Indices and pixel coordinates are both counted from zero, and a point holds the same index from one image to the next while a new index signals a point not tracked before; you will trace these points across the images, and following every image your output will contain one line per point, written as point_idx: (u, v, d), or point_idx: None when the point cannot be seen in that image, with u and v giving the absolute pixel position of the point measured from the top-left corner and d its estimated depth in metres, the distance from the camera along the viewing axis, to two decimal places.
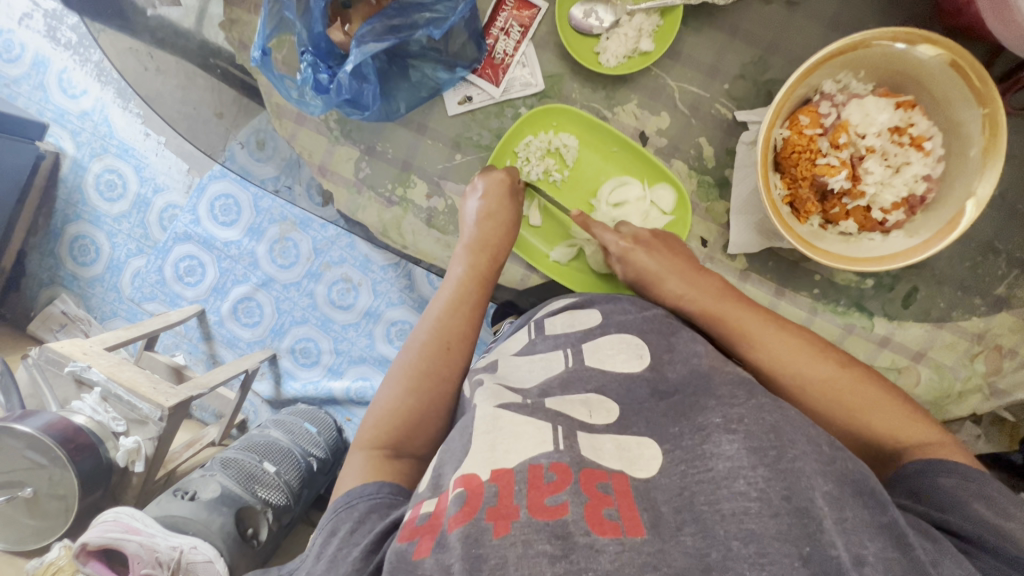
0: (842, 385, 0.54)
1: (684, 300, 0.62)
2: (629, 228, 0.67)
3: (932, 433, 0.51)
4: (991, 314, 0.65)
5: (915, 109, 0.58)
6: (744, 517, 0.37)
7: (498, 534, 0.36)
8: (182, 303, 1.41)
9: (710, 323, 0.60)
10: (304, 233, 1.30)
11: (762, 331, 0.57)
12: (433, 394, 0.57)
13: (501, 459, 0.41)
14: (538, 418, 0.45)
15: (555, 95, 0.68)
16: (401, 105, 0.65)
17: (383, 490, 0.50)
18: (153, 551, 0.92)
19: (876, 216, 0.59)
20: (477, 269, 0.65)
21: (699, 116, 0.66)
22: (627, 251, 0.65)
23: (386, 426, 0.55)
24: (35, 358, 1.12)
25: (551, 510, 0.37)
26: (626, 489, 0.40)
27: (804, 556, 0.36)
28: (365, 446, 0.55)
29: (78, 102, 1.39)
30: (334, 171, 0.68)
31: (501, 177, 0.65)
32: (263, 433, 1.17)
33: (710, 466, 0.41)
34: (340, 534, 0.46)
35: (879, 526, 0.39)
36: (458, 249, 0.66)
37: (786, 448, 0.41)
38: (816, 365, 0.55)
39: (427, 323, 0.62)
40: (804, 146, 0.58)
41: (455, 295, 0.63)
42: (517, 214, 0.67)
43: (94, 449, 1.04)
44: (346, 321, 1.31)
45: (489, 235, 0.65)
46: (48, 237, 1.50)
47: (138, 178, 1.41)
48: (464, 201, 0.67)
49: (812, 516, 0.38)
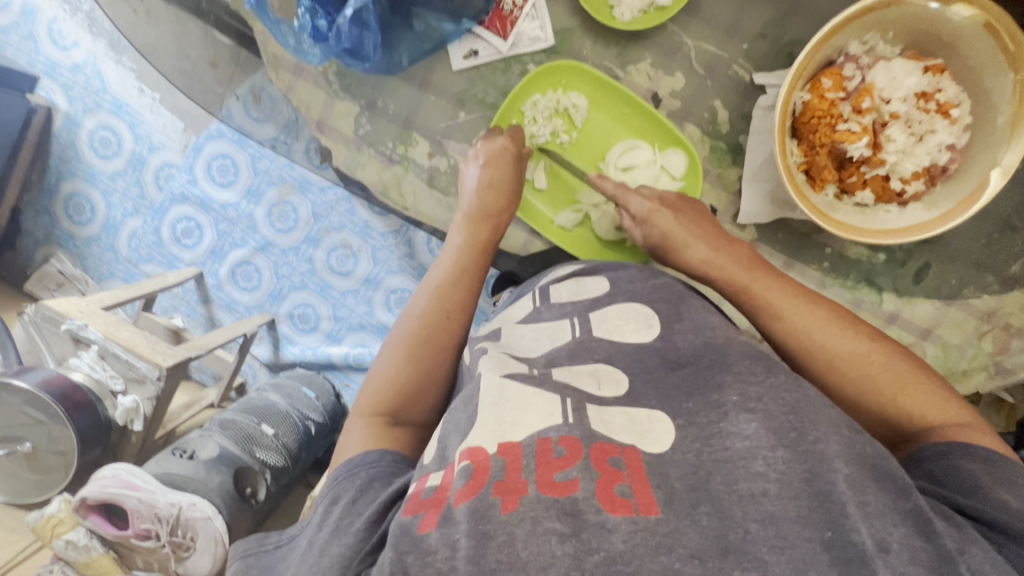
0: (873, 363, 0.52)
1: (708, 268, 0.61)
2: (654, 191, 0.65)
3: (964, 415, 0.49)
4: (1003, 293, 0.64)
5: (944, 74, 0.55)
6: (762, 499, 0.37)
7: (506, 509, 0.35)
8: (180, 265, 1.40)
9: (735, 293, 0.59)
10: (303, 196, 1.27)
11: (790, 301, 0.56)
12: (434, 362, 0.56)
13: (507, 433, 0.40)
14: (546, 390, 0.44)
15: (565, 51, 0.65)
16: (403, 57, 0.63)
17: (385, 459, 0.48)
18: (152, 506, 0.94)
19: (895, 186, 0.57)
20: (479, 237, 0.63)
21: (714, 77, 0.63)
22: (651, 214, 0.64)
23: (387, 393, 0.54)
24: (31, 316, 1.11)
25: (561, 487, 0.36)
26: (639, 463, 0.39)
27: (825, 541, 0.35)
28: (365, 414, 0.53)
29: (69, 54, 1.34)
30: (333, 127, 0.65)
31: (503, 144, 0.63)
32: (262, 397, 1.17)
33: (727, 444, 0.40)
34: (342, 503, 0.44)
35: (904, 511, 0.38)
36: (458, 216, 0.64)
37: (809, 429, 0.40)
38: (847, 341, 0.53)
39: (426, 290, 0.61)
40: (824, 110, 0.55)
41: (457, 263, 0.62)
42: (518, 177, 0.64)
43: (93, 407, 1.04)
44: (345, 287, 1.29)
45: (491, 204, 0.63)
46: (43, 194, 1.47)
47: (133, 136, 1.37)
48: (465, 167, 0.64)
49: (835, 500, 0.37)
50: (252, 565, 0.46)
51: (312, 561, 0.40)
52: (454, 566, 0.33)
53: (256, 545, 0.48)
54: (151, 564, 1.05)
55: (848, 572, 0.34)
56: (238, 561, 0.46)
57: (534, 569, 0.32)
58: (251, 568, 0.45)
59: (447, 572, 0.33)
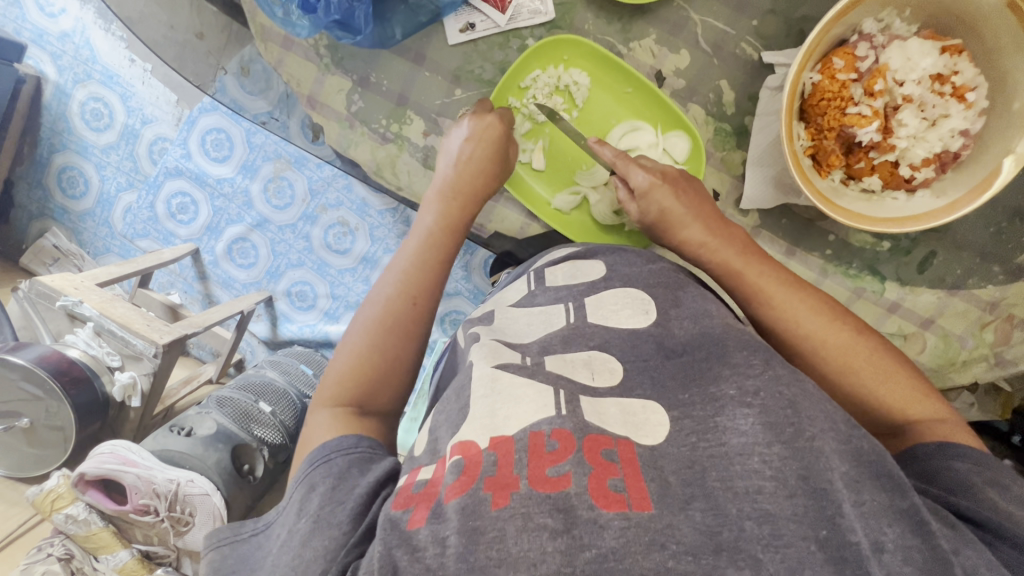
0: (858, 353, 0.51)
1: (702, 250, 0.59)
2: (654, 165, 0.62)
3: (940, 409, 0.50)
4: (1008, 283, 0.63)
5: (961, 55, 0.53)
6: (758, 497, 0.36)
7: (497, 505, 0.35)
8: (175, 241, 1.38)
9: (726, 277, 0.58)
10: (299, 172, 1.25)
11: (782, 289, 0.54)
12: (401, 347, 0.54)
13: (501, 426, 0.39)
14: (538, 380, 0.43)
15: (566, 25, 0.62)
16: (396, 30, 0.60)
17: (362, 444, 0.46)
18: (150, 483, 0.94)
19: (904, 172, 0.55)
20: (450, 219, 0.61)
21: (721, 56, 0.61)
22: (652, 187, 0.60)
23: (351, 382, 0.52)
24: (25, 291, 1.09)
25: (553, 482, 0.36)
26: (632, 457, 0.38)
27: (819, 539, 0.35)
28: (329, 403, 0.51)
29: (57, 22, 1.29)
30: (324, 103, 0.63)
31: (490, 121, 0.61)
32: (259, 373, 1.18)
33: (723, 440, 0.39)
34: (320, 490, 0.42)
35: (900, 510, 0.38)
36: (430, 197, 0.62)
37: (805, 425, 0.40)
38: (834, 331, 0.52)
39: (393, 274, 0.58)
40: (835, 93, 0.53)
41: (428, 245, 0.60)
42: (502, 156, 0.63)
43: (90, 383, 1.04)
44: (342, 266, 1.28)
45: (466, 184, 0.61)
46: (36, 166, 1.45)
47: (125, 108, 1.34)
48: (445, 141, 0.62)
49: (831, 498, 0.37)
50: (228, 554, 0.45)
51: (293, 554, 0.39)
52: (444, 562, 0.33)
53: (231, 534, 0.46)
54: (150, 539, 1.06)
55: (842, 571, 0.34)
56: (214, 550, 0.45)
57: (524, 565, 0.32)
58: (228, 557, 0.45)
59: (436, 569, 0.33)
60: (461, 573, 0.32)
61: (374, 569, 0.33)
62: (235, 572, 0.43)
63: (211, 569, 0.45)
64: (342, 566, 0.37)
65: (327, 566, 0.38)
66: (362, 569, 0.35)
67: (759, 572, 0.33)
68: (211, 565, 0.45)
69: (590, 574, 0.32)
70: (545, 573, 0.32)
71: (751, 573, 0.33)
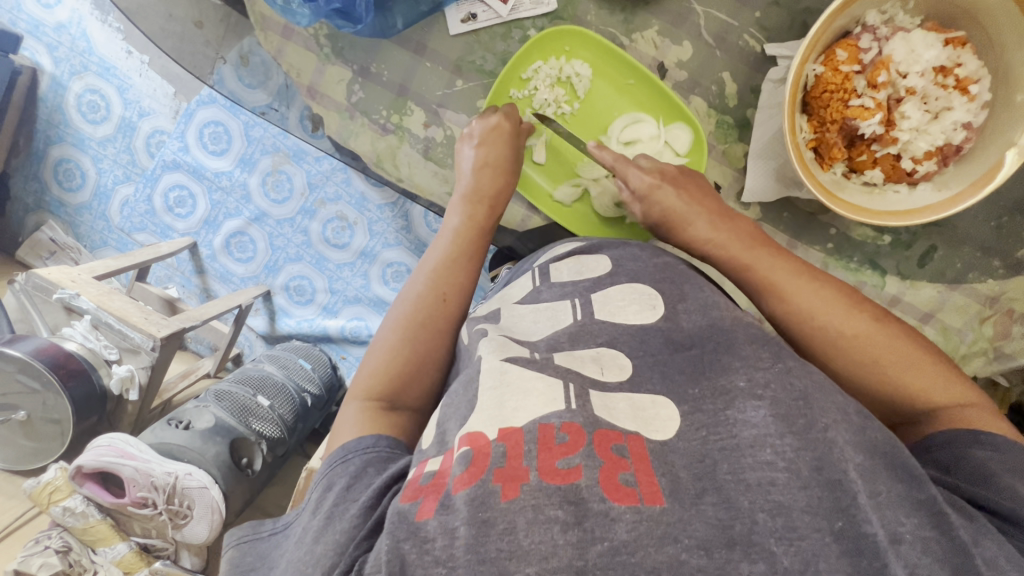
0: (882, 344, 0.50)
1: (711, 246, 0.58)
2: (653, 164, 0.62)
3: (968, 394, 0.49)
4: (1007, 278, 0.63)
5: (964, 47, 0.53)
6: (771, 488, 0.36)
7: (507, 497, 0.34)
8: (173, 234, 1.37)
9: (740, 273, 0.56)
10: (297, 165, 1.24)
11: (799, 282, 0.53)
12: (430, 344, 0.55)
13: (510, 418, 0.39)
14: (548, 374, 0.42)
15: (568, 16, 0.62)
16: (397, 20, 0.60)
17: (380, 443, 0.47)
18: (148, 475, 0.95)
19: (906, 165, 0.55)
20: (476, 219, 0.61)
21: (723, 48, 0.61)
22: (652, 188, 0.60)
23: (383, 376, 0.52)
24: (22, 284, 1.08)
25: (563, 474, 0.35)
26: (643, 452, 0.38)
27: (835, 531, 0.35)
28: (358, 398, 0.52)
29: (53, 13, 1.28)
30: (325, 94, 0.63)
31: (498, 122, 0.61)
32: (257, 367, 1.16)
33: (734, 432, 0.40)
34: (336, 489, 0.43)
35: (916, 500, 0.38)
36: (455, 198, 0.62)
37: (818, 417, 0.40)
38: (855, 323, 0.51)
39: (422, 274, 0.59)
40: (837, 85, 0.53)
41: (454, 246, 0.60)
42: (517, 156, 0.63)
43: (87, 375, 1.04)
44: (341, 260, 1.27)
45: (488, 185, 0.61)
46: (32, 159, 1.44)
47: (122, 101, 1.32)
48: (461, 148, 0.62)
49: (845, 489, 0.36)
50: (247, 551, 0.45)
51: (306, 549, 0.40)
52: (453, 554, 0.33)
53: (250, 533, 0.46)
54: (148, 532, 1.06)
55: (859, 565, 0.34)
56: (234, 548, 0.45)
57: (536, 558, 0.32)
58: (246, 554, 0.45)
59: (445, 561, 0.33)
60: (471, 565, 0.32)
61: (381, 564, 0.33)
62: (253, 570, 0.43)
63: (230, 566, 0.44)
64: (350, 561, 0.37)
65: (335, 561, 0.37)
66: (368, 564, 0.35)
67: (774, 567, 0.33)
68: (230, 562, 0.45)
69: (602, 567, 0.32)
70: (557, 566, 0.32)
71: (766, 568, 0.33)
